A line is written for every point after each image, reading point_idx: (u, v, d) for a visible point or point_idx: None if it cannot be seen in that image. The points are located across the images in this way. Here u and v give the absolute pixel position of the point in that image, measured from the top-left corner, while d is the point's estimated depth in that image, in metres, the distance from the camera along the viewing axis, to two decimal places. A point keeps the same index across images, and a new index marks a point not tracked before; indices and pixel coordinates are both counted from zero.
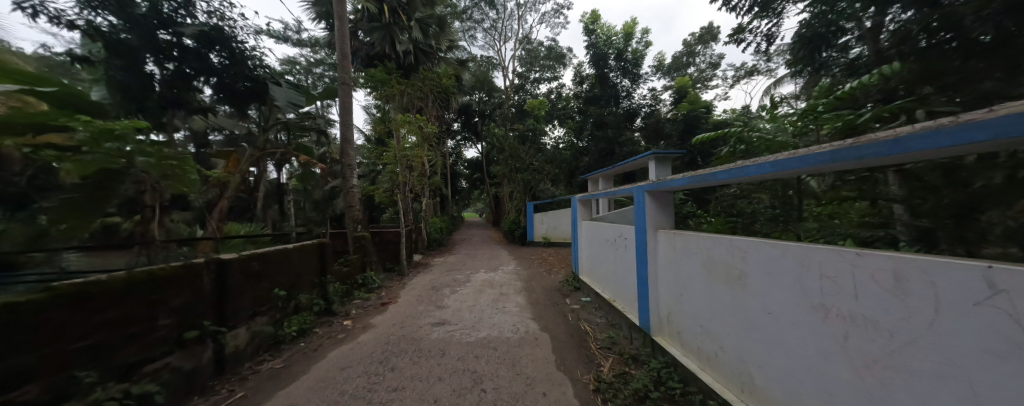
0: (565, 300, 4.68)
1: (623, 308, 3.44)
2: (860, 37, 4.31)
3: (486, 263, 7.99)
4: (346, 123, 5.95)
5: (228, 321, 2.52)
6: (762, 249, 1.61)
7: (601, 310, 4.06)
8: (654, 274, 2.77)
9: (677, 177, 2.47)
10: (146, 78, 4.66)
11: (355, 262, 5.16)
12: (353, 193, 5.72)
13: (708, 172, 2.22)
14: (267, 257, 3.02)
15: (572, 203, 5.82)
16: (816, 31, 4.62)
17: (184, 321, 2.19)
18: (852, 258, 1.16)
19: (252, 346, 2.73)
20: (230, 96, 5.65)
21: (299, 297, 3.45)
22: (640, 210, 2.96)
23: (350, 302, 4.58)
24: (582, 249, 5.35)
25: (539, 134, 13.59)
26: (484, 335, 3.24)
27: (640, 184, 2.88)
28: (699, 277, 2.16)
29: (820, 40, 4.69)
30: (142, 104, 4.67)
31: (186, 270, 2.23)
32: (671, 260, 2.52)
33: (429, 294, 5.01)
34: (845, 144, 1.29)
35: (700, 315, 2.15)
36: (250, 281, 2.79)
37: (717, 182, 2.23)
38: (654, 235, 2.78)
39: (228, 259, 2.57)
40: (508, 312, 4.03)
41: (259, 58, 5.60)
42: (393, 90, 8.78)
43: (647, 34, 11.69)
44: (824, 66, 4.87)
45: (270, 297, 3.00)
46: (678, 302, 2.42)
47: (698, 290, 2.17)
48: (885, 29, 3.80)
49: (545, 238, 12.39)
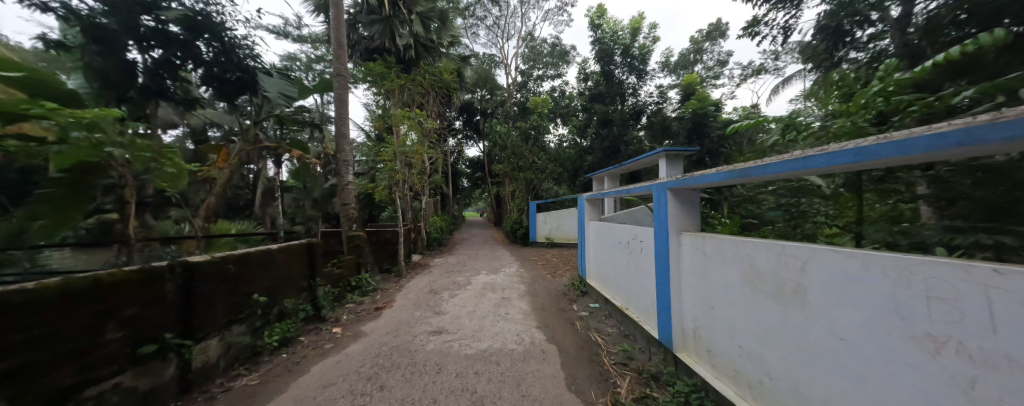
0: (571, 306, 4.37)
1: (639, 318, 3.12)
2: (884, 29, 3.97)
3: (488, 264, 7.70)
4: (342, 116, 5.66)
5: (197, 331, 2.23)
6: (832, 260, 1.30)
7: (612, 319, 3.75)
8: (676, 282, 2.47)
9: (707, 172, 2.13)
10: (129, 67, 4.37)
11: (348, 263, 4.86)
12: (349, 190, 5.47)
13: (746, 167, 1.81)
14: (245, 259, 2.73)
15: (579, 202, 5.46)
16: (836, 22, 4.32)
17: (138, 334, 1.89)
18: (985, 278, 0.85)
19: (226, 358, 2.44)
20: (219, 87, 5.38)
21: (284, 303, 3.15)
22: (661, 212, 2.65)
23: (342, 306, 4.28)
24: (590, 250, 5.04)
25: (542, 132, 13.10)
26: (485, 347, 2.95)
27: (661, 181, 2.55)
28: (736, 288, 1.86)
29: (841, 33, 4.36)
30: (123, 94, 4.39)
31: (142, 275, 1.93)
32: (698, 266, 2.22)
33: (426, 298, 4.70)
34: (975, 122, 0.85)
35: (736, 333, 1.85)
36: (224, 287, 2.49)
37: (754, 179, 1.87)
38: (677, 238, 2.47)
39: (197, 262, 2.27)
40: (512, 320, 3.71)
41: (251, 48, 5.32)
42: (393, 85, 8.49)
43: (655, 29, 11.36)
44: (840, 63, 4.55)
45: (248, 304, 2.70)
46: (709, 316, 2.11)
47: (735, 303, 1.87)
48: (914, 19, 3.52)
49: (548, 238, 12.04)
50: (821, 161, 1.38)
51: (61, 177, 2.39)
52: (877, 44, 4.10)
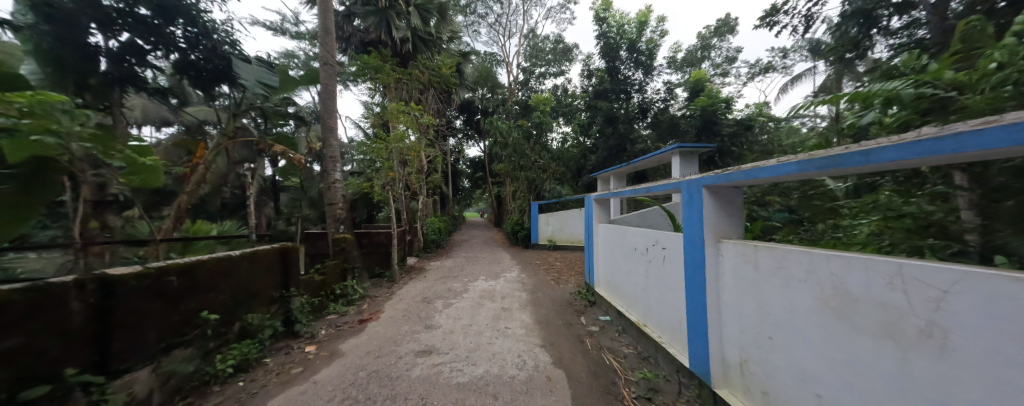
0: (578, 318, 3.90)
1: (664, 340, 2.65)
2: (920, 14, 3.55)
3: (487, 269, 7.23)
4: (329, 108, 5.24)
5: (115, 364, 1.77)
6: (993, 292, 0.83)
7: (627, 335, 3.28)
8: (715, 301, 2.01)
9: (764, 165, 1.64)
10: (90, 52, 3.93)
11: (332, 269, 4.42)
12: (336, 188, 5.06)
13: (830, 157, 1.32)
14: (193, 270, 2.29)
15: (586, 203, 4.97)
16: (865, 7, 3.88)
17: (26, 372, 1.44)
18: None
19: (162, 392, 1.98)
20: (194, 77, 4.94)
21: (246, 318, 2.71)
22: (694, 215, 2.17)
23: (322, 317, 3.83)
24: (598, 255, 4.58)
25: (545, 130, 12.56)
26: (480, 373, 2.50)
27: (698, 177, 2.08)
28: (808, 316, 1.40)
29: (873, 18, 3.91)
30: (84, 82, 3.96)
31: (35, 295, 1.49)
32: (748, 283, 1.76)
33: (418, 308, 4.26)
34: None
35: (809, 375, 1.40)
36: (160, 303, 2.04)
37: (841, 171, 1.36)
38: (718, 247, 2.00)
39: (121, 274, 1.83)
40: (513, 337, 3.25)
41: (229, 32, 4.90)
42: (389, 78, 8.05)
43: (662, 22, 10.95)
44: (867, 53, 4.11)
45: (194, 323, 2.24)
46: (764, 348, 1.64)
47: (806, 336, 1.41)
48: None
49: (550, 240, 11.52)
50: (987, 139, 0.83)
51: (16, 172, 2.00)
52: (912, 31, 3.67)
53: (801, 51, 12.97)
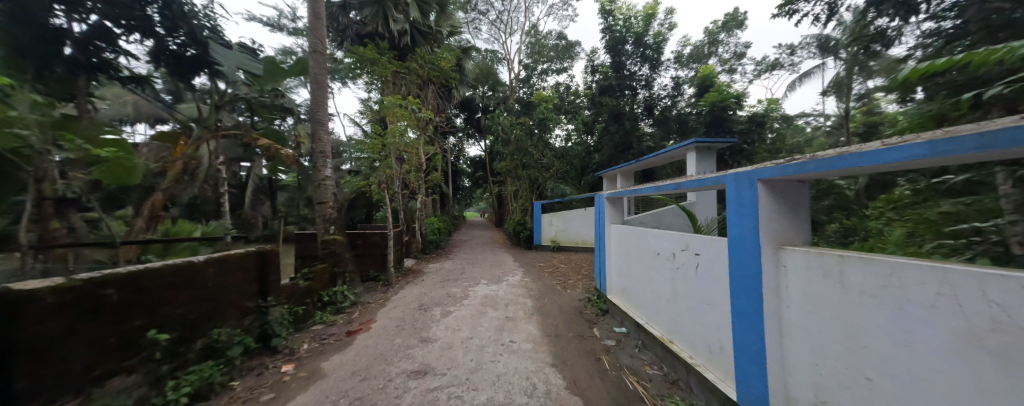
0: (591, 330, 3.51)
1: (700, 364, 2.25)
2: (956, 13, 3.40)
3: (489, 272, 6.84)
4: (319, 98, 4.87)
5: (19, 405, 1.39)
6: None
7: (650, 352, 2.89)
8: (776, 321, 1.63)
9: (843, 154, 1.25)
10: (52, 35, 3.48)
11: (320, 274, 4.04)
12: (326, 185, 4.70)
13: (941, 143, 0.93)
14: (140, 280, 1.91)
15: (597, 201, 4.57)
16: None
17: None
18: None
19: None
20: (170, 64, 4.51)
21: (208, 335, 2.31)
22: (746, 217, 1.77)
23: (306, 328, 3.45)
24: (611, 259, 4.18)
25: (547, 126, 11.80)
26: (482, 402, 2.13)
27: (754, 171, 1.69)
28: (927, 356, 1.01)
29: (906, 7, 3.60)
30: (44, 67, 3.52)
31: None
32: (826, 302, 1.37)
33: (414, 317, 3.87)
34: None
35: None
36: (91, 323, 1.66)
37: (976, 157, 0.95)
38: (780, 255, 1.61)
39: (33, 289, 1.45)
40: (519, 354, 2.86)
41: (208, 16, 4.44)
42: (386, 71, 7.68)
43: (670, 15, 10.62)
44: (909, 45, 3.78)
45: (139, 345, 1.86)
46: (855, 391, 1.24)
47: (927, 384, 1.01)
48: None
49: (554, 241, 11.09)
50: None
51: None
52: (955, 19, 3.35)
53: (809, 48, 12.63)
